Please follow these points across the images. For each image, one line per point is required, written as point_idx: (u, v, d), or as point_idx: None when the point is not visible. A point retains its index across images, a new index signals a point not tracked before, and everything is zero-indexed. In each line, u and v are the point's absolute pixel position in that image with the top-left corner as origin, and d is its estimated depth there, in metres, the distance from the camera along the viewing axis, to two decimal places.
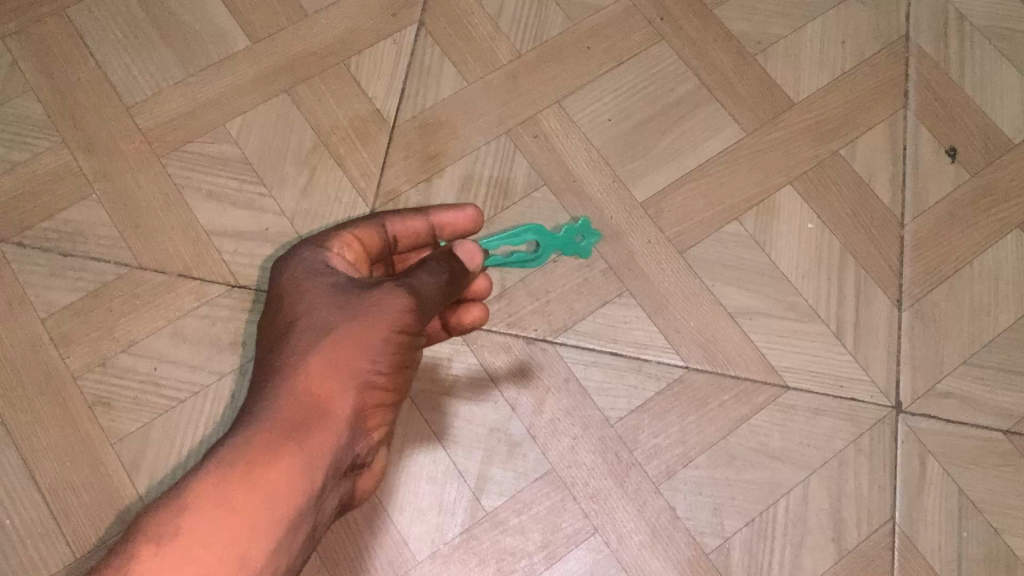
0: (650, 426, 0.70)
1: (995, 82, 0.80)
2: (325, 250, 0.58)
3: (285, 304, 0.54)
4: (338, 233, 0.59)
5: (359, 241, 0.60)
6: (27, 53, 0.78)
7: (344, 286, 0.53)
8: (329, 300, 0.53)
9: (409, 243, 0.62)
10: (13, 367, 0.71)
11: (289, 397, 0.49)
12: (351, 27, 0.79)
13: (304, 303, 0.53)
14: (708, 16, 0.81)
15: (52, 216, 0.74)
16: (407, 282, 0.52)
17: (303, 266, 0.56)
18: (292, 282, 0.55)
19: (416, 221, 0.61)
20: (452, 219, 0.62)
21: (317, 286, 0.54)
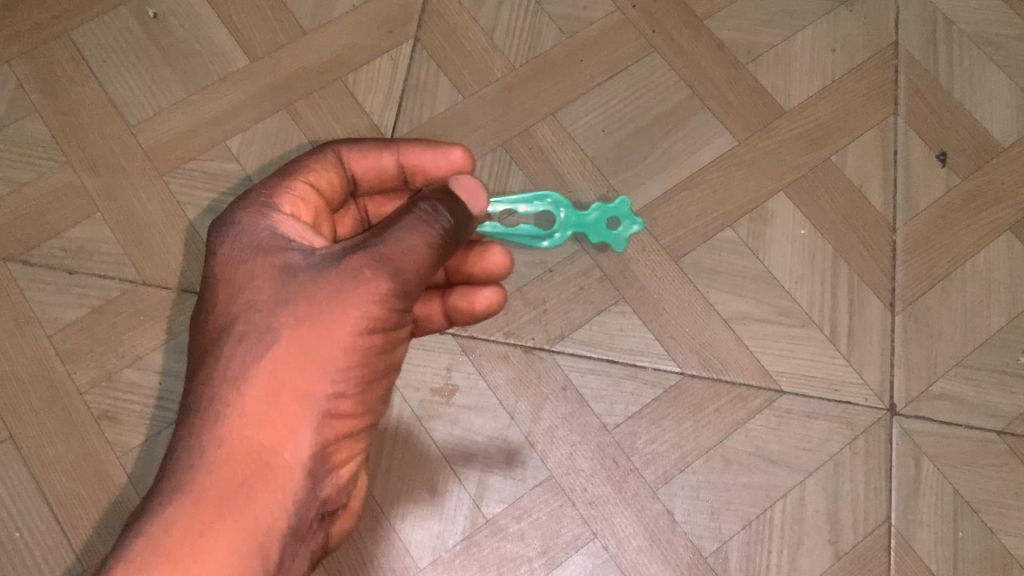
0: (648, 432, 0.71)
1: (984, 87, 0.81)
2: (275, 204, 0.52)
3: (222, 291, 0.48)
4: (292, 181, 0.54)
5: (314, 186, 0.55)
6: (31, 75, 0.80)
7: (297, 267, 0.48)
8: (280, 290, 0.47)
9: (375, 182, 0.58)
10: (21, 383, 0.73)
11: (222, 453, 0.44)
12: (347, 44, 0.80)
13: (247, 299, 0.47)
14: (699, 26, 0.82)
15: (57, 234, 0.76)
16: (382, 254, 0.47)
17: (247, 227, 0.50)
18: (232, 249, 0.49)
19: (381, 155, 0.57)
20: (430, 159, 0.57)
21: (262, 268, 0.48)
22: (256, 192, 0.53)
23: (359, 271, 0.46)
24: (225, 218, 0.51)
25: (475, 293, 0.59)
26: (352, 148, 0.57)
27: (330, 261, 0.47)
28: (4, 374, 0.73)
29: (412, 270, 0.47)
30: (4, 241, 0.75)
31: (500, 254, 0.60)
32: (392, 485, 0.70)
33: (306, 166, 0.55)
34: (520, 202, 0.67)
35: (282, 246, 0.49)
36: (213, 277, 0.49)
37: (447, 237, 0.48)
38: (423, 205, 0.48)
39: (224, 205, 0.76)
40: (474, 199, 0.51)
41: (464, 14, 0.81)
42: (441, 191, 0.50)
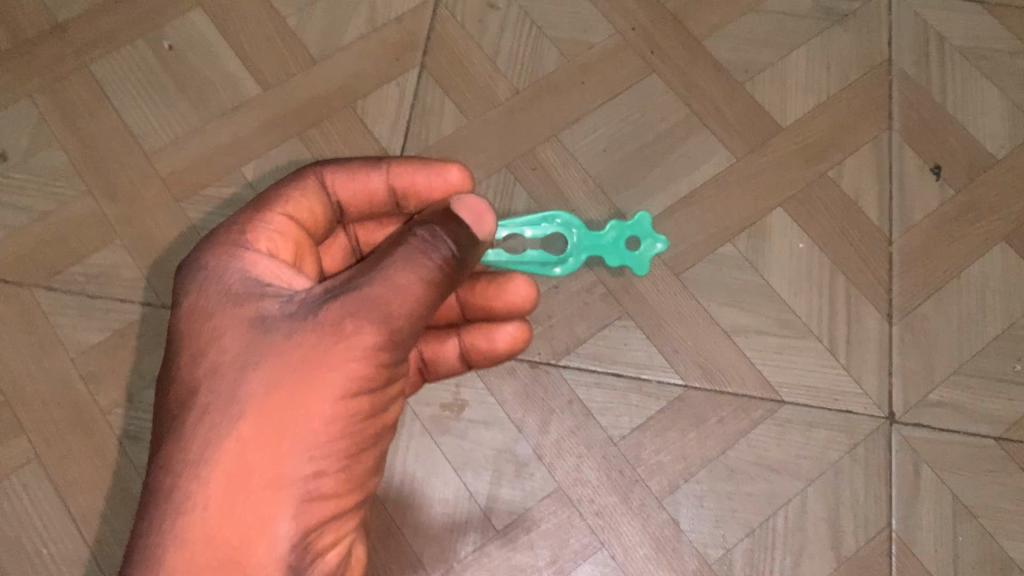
0: (652, 444, 0.74)
1: (976, 101, 0.83)
2: (250, 242, 0.51)
3: (190, 345, 0.47)
4: (269, 213, 0.53)
5: (294, 216, 0.54)
6: (53, 108, 0.83)
7: (272, 317, 0.47)
8: (252, 344, 0.46)
9: (363, 207, 0.58)
10: (46, 405, 0.75)
11: (188, 545, 0.43)
12: (355, 72, 0.83)
13: (215, 359, 0.46)
14: (696, 46, 0.84)
15: (79, 260, 0.79)
16: (367, 299, 0.46)
17: (219, 270, 0.49)
18: (201, 296, 0.49)
19: (370, 177, 0.57)
20: (423, 178, 0.57)
21: (234, 320, 0.47)
22: (226, 229, 0.52)
23: (340, 323, 0.45)
24: (196, 260, 0.50)
25: (498, 330, 0.61)
26: (336, 171, 0.57)
27: (311, 308, 0.47)
28: (30, 396, 0.76)
29: (402, 316, 0.46)
30: (30, 268, 0.78)
31: (524, 284, 0.61)
32: (404, 498, 0.72)
33: (286, 196, 0.54)
34: (526, 225, 0.70)
35: (259, 290, 0.48)
36: (183, 326, 0.48)
37: (447, 267, 0.47)
38: (420, 233, 0.48)
39: None
40: (480, 222, 0.50)
41: (468, 40, 0.84)
42: (440, 216, 0.49)
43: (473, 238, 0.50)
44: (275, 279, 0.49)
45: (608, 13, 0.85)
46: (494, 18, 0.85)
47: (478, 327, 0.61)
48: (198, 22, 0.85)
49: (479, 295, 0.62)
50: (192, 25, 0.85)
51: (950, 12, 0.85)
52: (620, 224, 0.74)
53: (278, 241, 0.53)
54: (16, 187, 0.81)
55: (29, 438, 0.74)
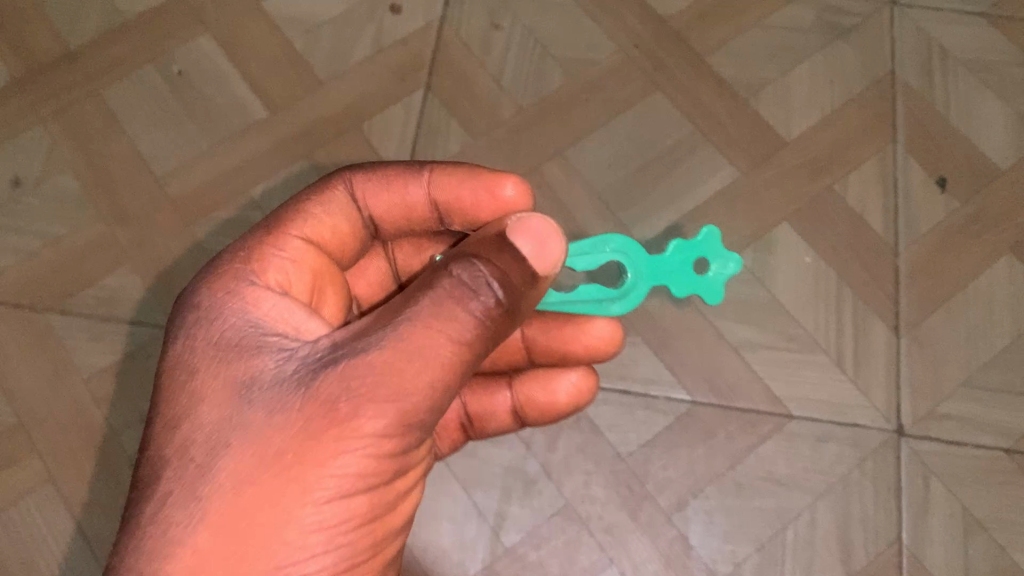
0: (660, 460, 0.74)
1: (980, 113, 0.83)
2: (258, 272, 0.48)
3: (172, 406, 0.44)
4: (285, 234, 0.51)
5: (313, 239, 0.52)
6: (66, 134, 0.84)
7: (264, 378, 0.43)
8: (234, 415, 0.42)
9: (401, 220, 0.56)
10: (62, 427, 0.76)
11: None
12: (361, 93, 0.84)
13: (191, 427, 0.42)
14: (700, 62, 0.84)
15: (90, 283, 0.79)
16: (373, 364, 0.40)
17: (216, 311, 0.46)
18: (191, 340, 0.45)
19: (408, 187, 0.55)
20: (468, 190, 0.54)
21: (224, 378, 0.43)
22: (231, 259, 0.49)
23: (334, 404, 0.40)
24: (192, 297, 0.48)
25: (560, 376, 0.60)
26: (369, 183, 0.55)
27: (307, 373, 0.42)
28: (44, 419, 0.77)
29: (418, 387, 0.41)
30: (43, 292, 0.79)
31: (608, 326, 0.58)
32: (415, 518, 0.73)
33: (309, 213, 0.52)
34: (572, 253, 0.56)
35: (256, 340, 0.44)
36: (168, 374, 0.45)
37: (488, 318, 0.42)
38: (458, 272, 0.42)
39: None
40: (542, 256, 0.43)
41: (472, 61, 0.84)
42: (490, 245, 0.44)
43: (530, 272, 0.43)
44: (277, 322, 0.46)
45: (612, 32, 0.85)
46: (498, 38, 0.85)
47: (541, 374, 0.61)
48: (206, 48, 0.86)
49: (555, 340, 0.59)
50: (201, 50, 0.86)
51: (953, 23, 0.85)
52: (683, 241, 0.58)
53: (291, 270, 0.49)
54: (29, 212, 0.82)
55: (43, 459, 0.76)
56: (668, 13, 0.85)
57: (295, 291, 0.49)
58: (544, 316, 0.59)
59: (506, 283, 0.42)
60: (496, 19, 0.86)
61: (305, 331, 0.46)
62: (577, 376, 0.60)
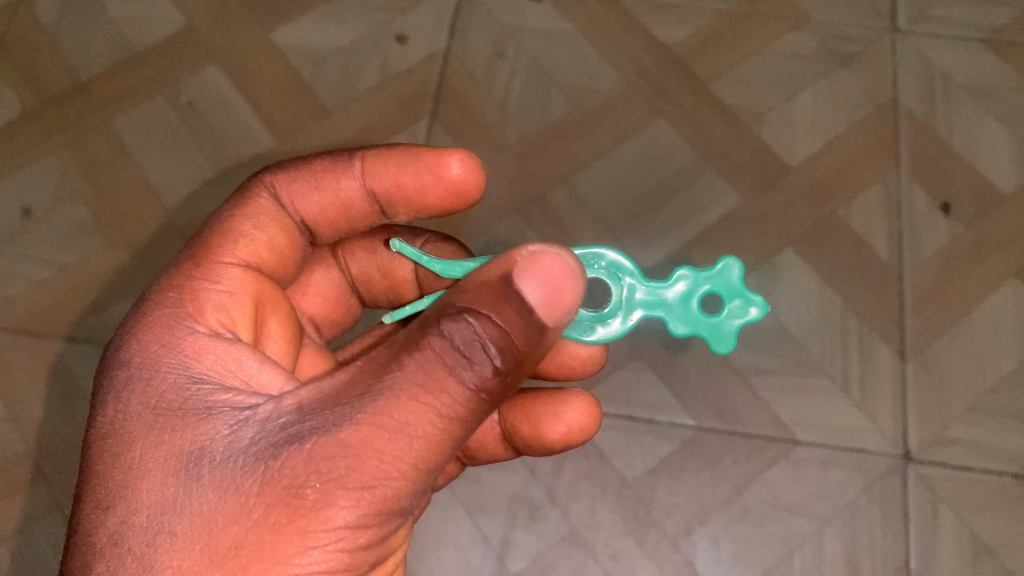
0: (667, 485, 0.74)
1: (983, 139, 0.83)
2: (195, 316, 0.45)
3: (108, 479, 0.41)
4: (218, 263, 0.47)
5: (249, 262, 0.49)
6: (75, 163, 0.85)
7: (218, 447, 0.40)
8: (182, 492, 0.39)
9: (337, 219, 0.52)
10: (68, 454, 0.77)
11: None
12: (367, 122, 0.85)
13: (131, 504, 0.40)
14: (703, 90, 0.85)
15: (98, 310, 0.80)
16: (347, 444, 0.38)
17: (152, 366, 0.43)
18: (126, 401, 0.42)
19: (340, 181, 0.51)
20: (410, 175, 0.50)
21: (169, 447, 0.40)
22: (161, 301, 0.46)
23: (303, 488, 0.38)
24: (122, 348, 0.44)
25: (557, 410, 0.54)
26: (296, 184, 0.51)
27: (269, 447, 0.39)
28: (52, 447, 0.77)
29: (397, 469, 0.39)
30: (52, 319, 0.80)
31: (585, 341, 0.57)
32: (418, 545, 0.73)
33: (238, 232, 0.49)
34: None
35: (202, 402, 0.41)
36: (106, 442, 0.42)
37: (477, 391, 0.39)
38: (450, 333, 0.39)
39: None
40: (553, 303, 0.40)
41: (477, 89, 0.85)
42: (489, 291, 0.40)
43: (537, 322, 0.39)
44: (224, 376, 0.43)
45: (615, 60, 0.86)
46: (502, 67, 0.86)
47: (535, 408, 0.55)
48: (214, 78, 0.87)
49: None
50: (209, 80, 0.87)
51: (954, 50, 0.85)
52: (689, 272, 0.48)
53: (228, 305, 0.46)
54: (39, 241, 0.83)
55: (49, 487, 0.76)
56: (671, 42, 0.86)
57: (239, 330, 0.46)
58: None
59: (502, 346, 0.39)
60: (500, 49, 0.87)
61: (259, 386, 0.43)
62: (574, 410, 0.54)
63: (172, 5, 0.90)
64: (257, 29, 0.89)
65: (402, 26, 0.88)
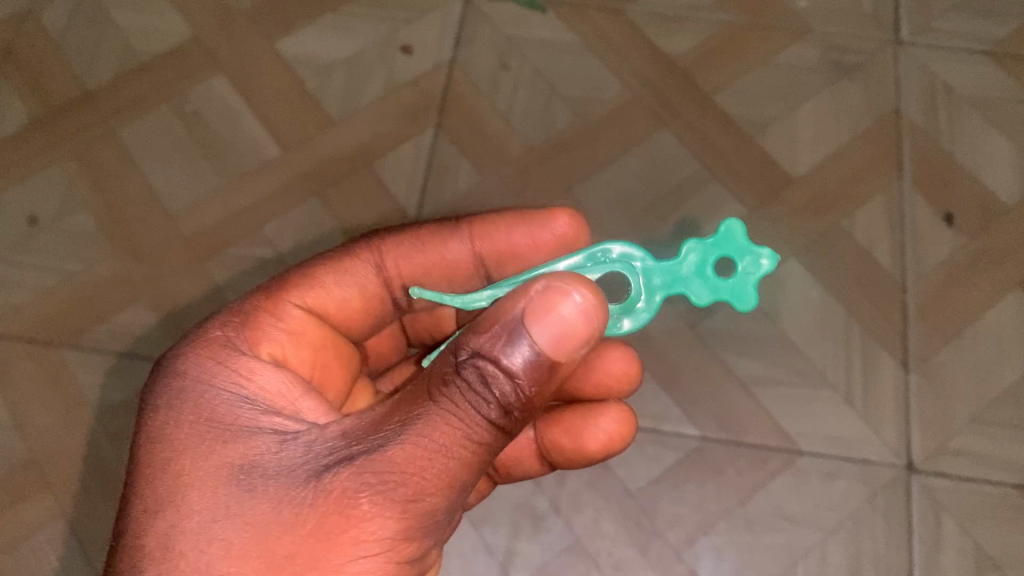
0: (670, 495, 0.74)
1: (985, 150, 0.83)
2: (250, 342, 0.51)
3: (160, 484, 0.45)
4: (285, 304, 0.54)
5: (314, 308, 0.55)
6: (82, 173, 0.85)
7: (269, 461, 0.44)
8: (236, 499, 0.43)
9: (438, 278, 0.59)
10: (74, 463, 0.77)
11: None
12: (372, 133, 0.85)
13: (183, 510, 0.44)
14: (706, 100, 0.85)
15: (104, 320, 0.80)
16: (388, 463, 0.42)
17: (207, 382, 0.48)
18: (178, 412, 0.47)
19: (449, 246, 0.59)
20: (521, 239, 0.58)
21: (221, 459, 0.45)
22: (221, 326, 0.51)
23: (355, 500, 0.42)
24: (176, 361, 0.50)
25: (592, 423, 0.60)
26: (401, 245, 0.58)
27: (319, 467, 0.44)
28: (57, 455, 0.77)
29: (437, 486, 0.42)
30: (57, 328, 0.80)
31: (621, 359, 0.63)
32: None
33: (320, 281, 0.56)
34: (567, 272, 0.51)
35: (255, 421, 0.46)
36: (159, 453, 0.46)
37: (496, 425, 0.43)
38: (468, 375, 0.42)
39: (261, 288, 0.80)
40: (560, 345, 0.42)
41: (482, 100, 0.86)
42: (500, 333, 0.42)
43: (546, 362, 0.43)
44: (272, 397, 0.48)
45: (619, 71, 0.86)
46: (507, 78, 0.86)
47: (572, 421, 0.61)
48: (219, 88, 0.88)
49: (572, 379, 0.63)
50: (215, 90, 0.88)
51: (956, 62, 0.85)
52: (697, 243, 0.50)
53: (285, 342, 0.52)
54: (44, 249, 0.83)
55: (53, 495, 0.76)
56: (674, 53, 0.87)
57: (292, 363, 0.52)
58: None
59: (516, 386, 0.42)
60: (505, 60, 0.87)
61: (303, 413, 0.48)
62: (608, 420, 0.60)
63: (178, 15, 0.91)
64: (262, 39, 0.89)
65: (407, 36, 0.89)
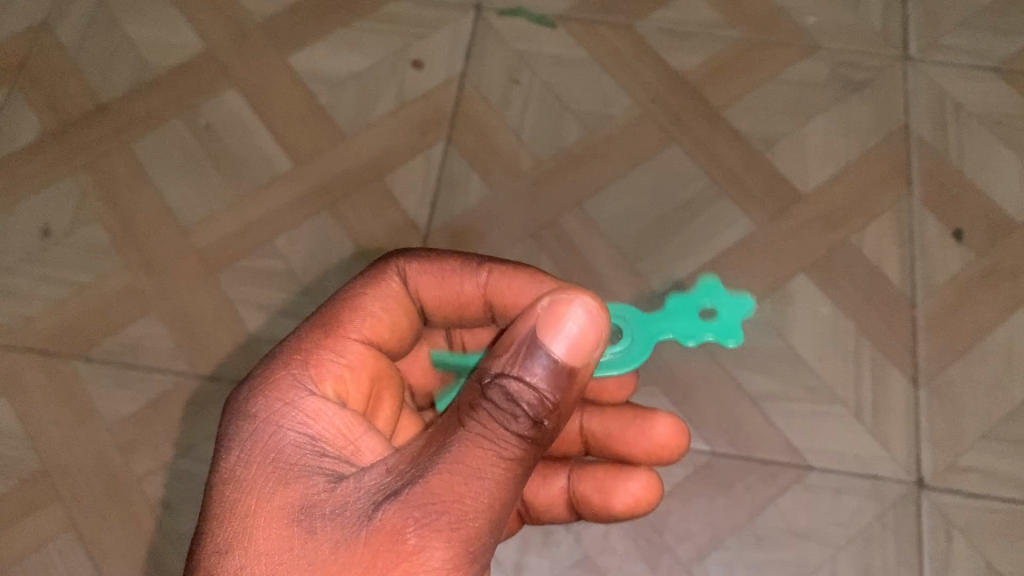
0: (680, 511, 0.74)
1: (995, 166, 0.83)
2: (315, 380, 0.51)
3: (226, 524, 0.45)
4: (345, 338, 0.53)
5: (372, 339, 0.55)
6: (95, 186, 0.86)
7: (324, 499, 0.45)
8: (298, 539, 0.44)
9: (451, 312, 0.58)
10: (83, 474, 0.77)
11: None
12: (383, 147, 0.86)
13: (249, 552, 0.44)
14: (716, 116, 0.85)
15: (116, 331, 0.81)
16: (432, 496, 0.43)
17: (276, 423, 0.48)
18: (246, 452, 0.48)
19: (464, 284, 0.56)
20: (529, 297, 0.55)
21: (281, 498, 0.45)
22: (286, 364, 0.51)
23: (404, 535, 0.42)
24: (247, 403, 0.50)
25: (623, 482, 0.63)
26: (423, 275, 0.56)
27: (371, 503, 0.44)
28: (68, 467, 0.78)
29: (477, 508, 0.43)
30: (69, 340, 0.81)
31: (670, 428, 0.64)
32: None
33: (367, 310, 0.55)
34: None
35: (315, 459, 0.47)
36: (224, 492, 0.47)
37: (526, 441, 0.44)
38: (494, 396, 0.44)
39: (272, 301, 0.81)
40: (575, 351, 0.44)
41: (492, 115, 0.86)
42: (518, 351, 0.44)
43: (564, 370, 0.45)
44: (333, 441, 0.48)
45: (628, 87, 0.87)
46: (517, 93, 0.87)
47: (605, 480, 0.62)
48: (232, 102, 0.88)
49: (618, 439, 0.65)
50: (227, 103, 0.88)
51: (965, 79, 0.86)
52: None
53: (348, 378, 0.52)
54: (57, 261, 0.84)
55: (65, 506, 0.76)
56: (683, 69, 0.87)
57: (351, 399, 0.52)
58: (608, 409, 0.66)
59: (536, 399, 0.44)
60: (515, 75, 0.88)
61: (362, 453, 0.48)
62: (637, 484, 0.63)
63: (192, 30, 0.92)
64: (275, 54, 0.90)
65: (418, 52, 0.89)
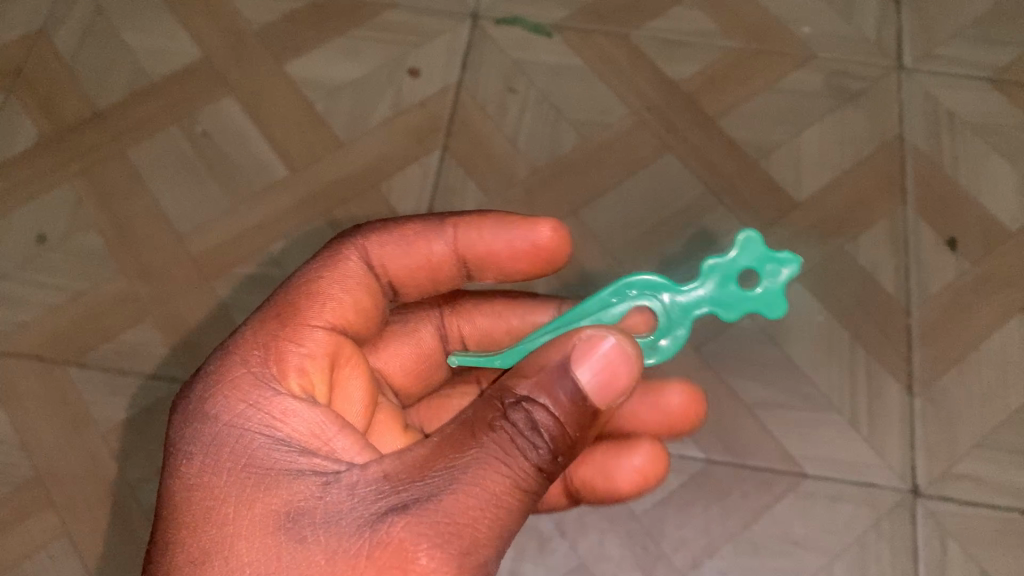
0: (675, 519, 0.74)
1: (988, 175, 0.84)
2: (278, 377, 0.49)
3: (200, 533, 0.44)
4: (306, 327, 0.52)
5: (334, 324, 0.53)
6: (90, 192, 0.86)
7: (314, 509, 0.44)
8: (286, 551, 0.42)
9: (424, 278, 0.58)
10: (77, 480, 0.77)
11: None
12: (379, 154, 0.86)
13: (229, 562, 0.43)
14: (710, 126, 0.86)
15: (111, 338, 0.81)
16: (437, 510, 0.42)
17: (241, 427, 0.47)
18: (217, 456, 0.46)
19: (433, 245, 0.57)
20: (501, 243, 0.57)
21: (267, 506, 0.44)
22: (244, 362, 0.50)
23: (414, 554, 0.41)
24: (207, 404, 0.48)
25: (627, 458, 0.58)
26: (388, 247, 0.56)
27: (371, 516, 0.43)
28: (62, 474, 0.77)
29: (489, 536, 0.43)
30: (63, 347, 0.80)
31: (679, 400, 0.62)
32: None
33: (327, 295, 0.53)
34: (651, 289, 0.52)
35: (292, 465, 0.45)
36: (194, 499, 0.45)
37: (539, 473, 0.44)
38: (517, 420, 0.44)
39: None
40: (604, 390, 0.45)
41: (489, 123, 0.86)
42: (548, 377, 0.45)
43: (591, 405, 0.45)
44: (310, 440, 0.47)
45: (623, 95, 0.87)
46: (514, 101, 0.87)
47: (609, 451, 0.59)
48: (228, 109, 0.89)
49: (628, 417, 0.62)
50: (224, 110, 0.89)
51: (958, 88, 0.86)
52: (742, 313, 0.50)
53: (310, 367, 0.51)
54: (51, 268, 0.83)
55: (58, 514, 0.76)
56: (679, 78, 0.88)
57: (317, 391, 0.51)
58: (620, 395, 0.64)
59: (557, 434, 0.44)
60: (511, 84, 0.88)
61: (339, 453, 0.47)
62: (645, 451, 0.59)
63: (189, 37, 0.92)
64: (272, 62, 0.90)
65: (415, 60, 0.90)
